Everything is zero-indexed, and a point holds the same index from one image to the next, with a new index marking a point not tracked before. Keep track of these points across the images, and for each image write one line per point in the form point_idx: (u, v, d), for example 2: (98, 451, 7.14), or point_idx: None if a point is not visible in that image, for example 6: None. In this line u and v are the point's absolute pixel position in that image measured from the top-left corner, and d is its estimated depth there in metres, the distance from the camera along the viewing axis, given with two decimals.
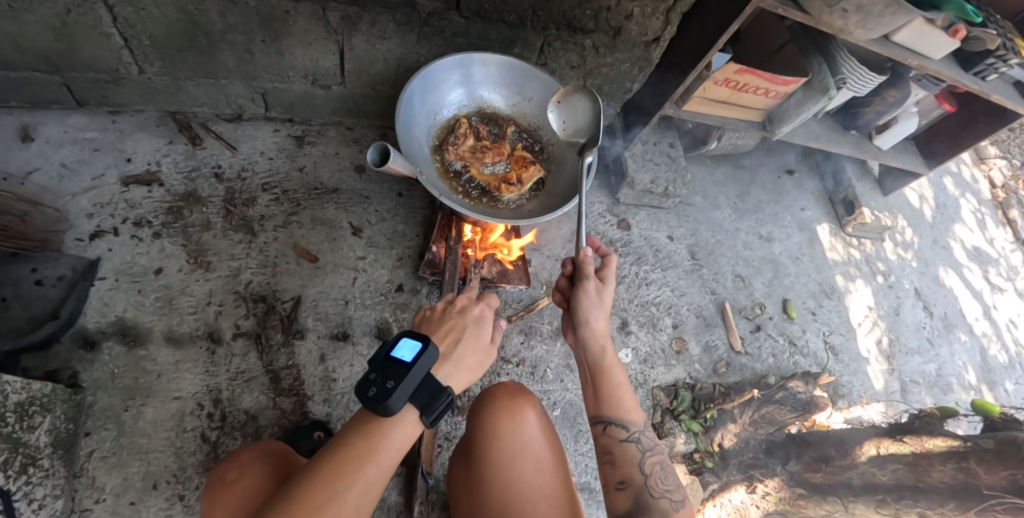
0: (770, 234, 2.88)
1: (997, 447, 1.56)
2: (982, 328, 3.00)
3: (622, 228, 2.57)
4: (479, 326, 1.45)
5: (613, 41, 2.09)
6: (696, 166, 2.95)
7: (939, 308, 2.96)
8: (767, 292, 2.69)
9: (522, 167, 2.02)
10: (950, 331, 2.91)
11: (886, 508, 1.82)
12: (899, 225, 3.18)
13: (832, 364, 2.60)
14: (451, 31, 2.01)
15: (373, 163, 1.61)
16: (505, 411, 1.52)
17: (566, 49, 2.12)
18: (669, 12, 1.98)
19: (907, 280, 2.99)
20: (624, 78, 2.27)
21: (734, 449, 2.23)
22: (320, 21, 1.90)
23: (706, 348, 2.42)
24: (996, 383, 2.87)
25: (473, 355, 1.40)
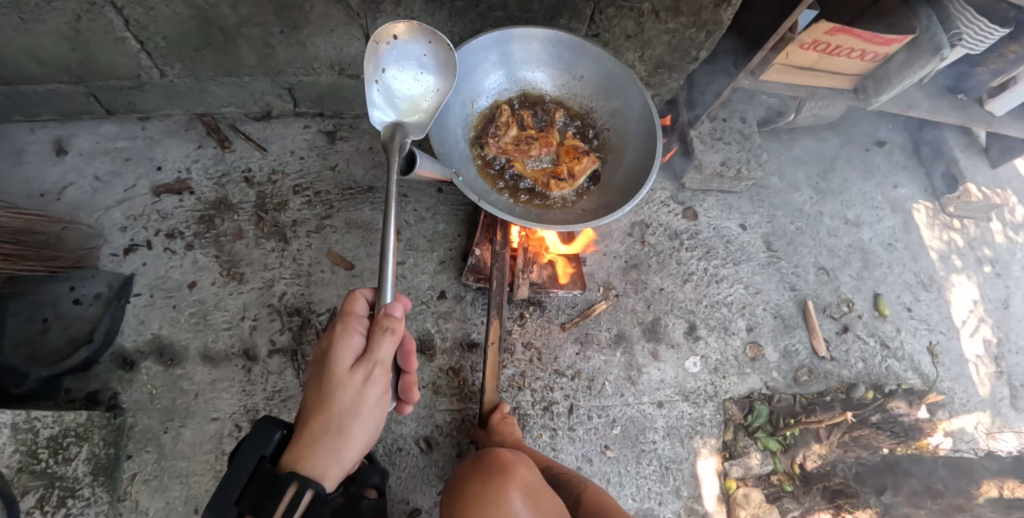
0: (858, 217, 2.50)
1: None
2: None
3: (688, 218, 2.28)
4: (370, 377, 1.08)
5: (676, 2, 1.75)
6: (771, 141, 2.59)
7: None
8: (856, 286, 2.34)
9: (573, 159, 1.77)
10: None
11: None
12: (1010, 202, 2.70)
13: (934, 369, 2.22)
14: (487, 5, 1.76)
15: (400, 172, 1.44)
16: (475, 500, 1.30)
17: (620, 17, 1.81)
18: None
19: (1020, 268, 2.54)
20: (689, 46, 1.93)
21: (818, 472, 1.96)
22: (339, 6, 1.71)
23: (785, 353, 2.13)
24: None
25: (362, 422, 1.08)
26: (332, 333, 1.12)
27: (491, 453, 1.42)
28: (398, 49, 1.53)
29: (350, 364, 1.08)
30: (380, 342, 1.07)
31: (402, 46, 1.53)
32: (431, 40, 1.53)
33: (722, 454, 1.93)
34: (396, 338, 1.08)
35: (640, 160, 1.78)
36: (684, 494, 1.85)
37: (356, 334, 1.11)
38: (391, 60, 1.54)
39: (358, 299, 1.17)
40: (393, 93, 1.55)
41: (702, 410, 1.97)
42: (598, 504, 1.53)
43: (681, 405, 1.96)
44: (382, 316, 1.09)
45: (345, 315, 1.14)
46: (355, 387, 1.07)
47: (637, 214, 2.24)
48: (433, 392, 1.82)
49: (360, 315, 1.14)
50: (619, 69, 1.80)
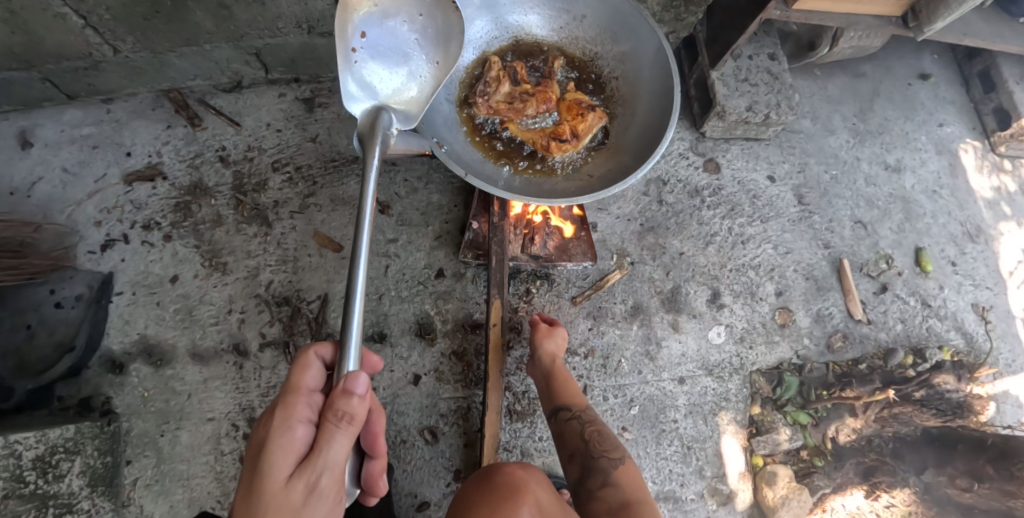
0: (900, 161, 2.23)
1: None
2: None
3: (710, 171, 2.05)
4: (315, 486, 0.86)
5: None
6: (802, 78, 2.29)
7: None
8: (896, 241, 2.11)
9: (576, 117, 1.53)
10: None
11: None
12: None
13: (982, 330, 2.03)
14: None
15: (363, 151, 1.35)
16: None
17: None
18: None
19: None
20: None
21: (851, 447, 1.85)
22: None
23: (817, 318, 1.95)
24: None
25: None
26: (272, 422, 0.92)
27: (501, 472, 1.32)
28: (385, 8, 1.31)
29: (290, 471, 0.87)
30: (330, 438, 0.87)
31: (389, 7, 1.31)
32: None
33: (748, 430, 1.81)
34: (350, 431, 0.89)
35: (655, 111, 1.54)
36: (708, 474, 1.75)
37: (302, 423, 0.91)
38: (374, 24, 1.31)
39: (307, 371, 1.00)
40: (377, 62, 1.32)
41: (727, 385, 1.83)
42: (632, 476, 1.44)
43: (704, 380, 1.82)
44: (336, 397, 0.90)
45: (291, 395, 0.95)
46: (297, 502, 0.85)
47: (652, 170, 2.02)
48: (436, 379, 1.70)
49: (308, 394, 0.96)
50: (623, 4, 1.54)
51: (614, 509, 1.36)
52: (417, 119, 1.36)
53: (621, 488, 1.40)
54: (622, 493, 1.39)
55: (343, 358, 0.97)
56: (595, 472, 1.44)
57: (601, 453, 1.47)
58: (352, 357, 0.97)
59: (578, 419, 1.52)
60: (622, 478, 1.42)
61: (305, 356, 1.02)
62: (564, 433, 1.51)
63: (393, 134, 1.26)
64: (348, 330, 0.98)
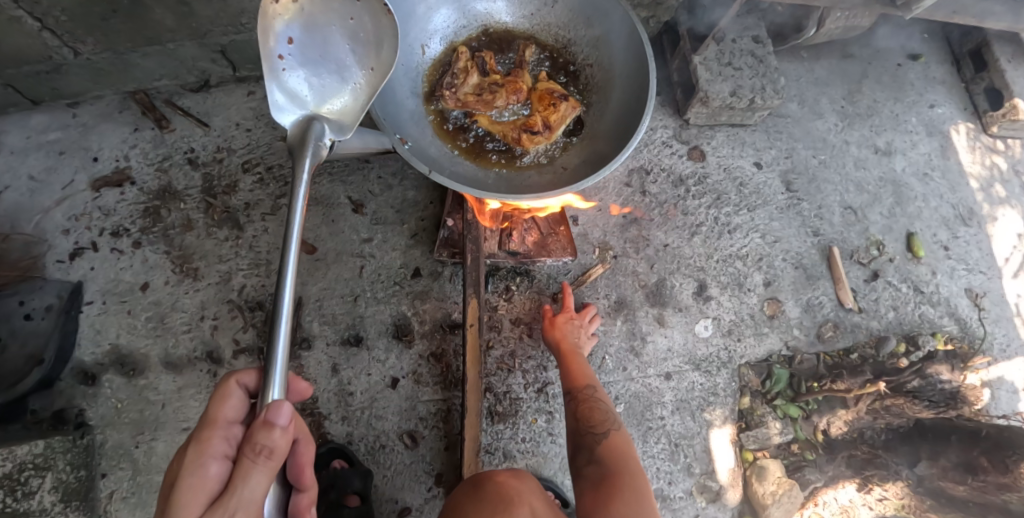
0: (890, 145, 2.18)
1: None
2: None
3: (694, 159, 1.99)
4: None
5: None
6: (789, 61, 2.23)
7: None
8: (887, 226, 2.07)
9: (548, 107, 1.47)
10: None
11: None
12: None
13: (976, 316, 1.98)
14: None
15: None
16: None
17: None
18: None
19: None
20: None
21: (844, 441, 1.82)
22: None
23: (807, 307, 1.91)
24: None
25: None
26: (184, 459, 0.89)
27: (492, 481, 1.28)
28: (311, 13, 1.24)
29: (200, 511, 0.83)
30: (245, 474, 0.83)
31: (316, 10, 1.24)
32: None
33: (737, 424, 1.76)
34: (269, 466, 0.85)
35: (631, 97, 1.48)
36: (696, 471, 1.71)
37: (216, 459, 0.89)
38: (301, 29, 1.24)
39: (228, 401, 0.97)
40: (307, 68, 1.25)
41: (715, 379, 1.78)
42: (622, 446, 1.39)
43: (692, 375, 1.78)
44: (256, 430, 0.85)
45: (206, 429, 0.92)
46: None
47: (634, 160, 1.96)
48: (414, 381, 1.66)
49: (226, 427, 0.94)
50: None
51: (595, 482, 1.29)
52: (351, 129, 1.28)
53: (605, 461, 1.34)
54: (606, 468, 1.32)
55: (266, 385, 0.91)
56: (582, 450, 1.40)
57: (590, 427, 1.43)
58: (278, 385, 0.92)
59: (574, 398, 1.50)
60: (606, 452, 1.36)
61: (225, 385, 0.98)
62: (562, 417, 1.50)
63: (325, 147, 1.19)
64: (273, 358, 0.92)
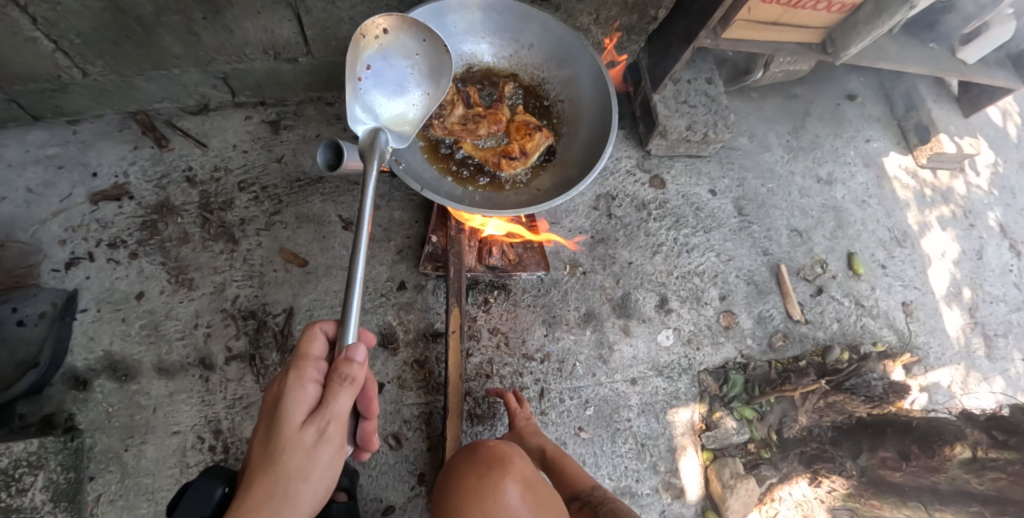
0: (831, 175, 2.46)
1: None
2: None
3: (655, 187, 2.20)
4: (325, 433, 1.00)
5: None
6: (740, 101, 2.50)
7: None
8: (830, 247, 2.32)
9: (524, 136, 1.66)
10: None
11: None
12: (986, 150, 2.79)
13: (910, 328, 2.26)
14: None
15: (325, 167, 1.40)
16: (473, 496, 1.28)
17: None
18: None
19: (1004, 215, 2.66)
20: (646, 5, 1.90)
21: (795, 439, 1.99)
22: None
23: (759, 319, 2.11)
24: None
25: (312, 489, 1.01)
26: (285, 381, 1.04)
27: (487, 447, 1.40)
28: (385, 45, 1.46)
29: (302, 419, 1.01)
30: (335, 394, 1.01)
31: (391, 43, 1.46)
32: (426, 39, 1.47)
33: (698, 426, 1.92)
34: (354, 389, 1.03)
35: (597, 130, 1.68)
36: (661, 469, 1.85)
37: (312, 382, 1.04)
38: (375, 57, 1.46)
39: (315, 338, 1.11)
40: (377, 90, 1.47)
41: (676, 384, 1.95)
42: None
43: (656, 380, 1.94)
44: (340, 363, 1.03)
45: (299, 360, 1.07)
46: (304, 450, 0.99)
47: (601, 186, 2.16)
48: (399, 386, 1.78)
49: (316, 359, 1.07)
50: (566, 35, 1.70)
51: None
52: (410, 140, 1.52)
53: None
54: None
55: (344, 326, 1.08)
56: None
57: None
58: (352, 328, 1.09)
59: (588, 499, 1.48)
60: None
61: (311, 327, 1.12)
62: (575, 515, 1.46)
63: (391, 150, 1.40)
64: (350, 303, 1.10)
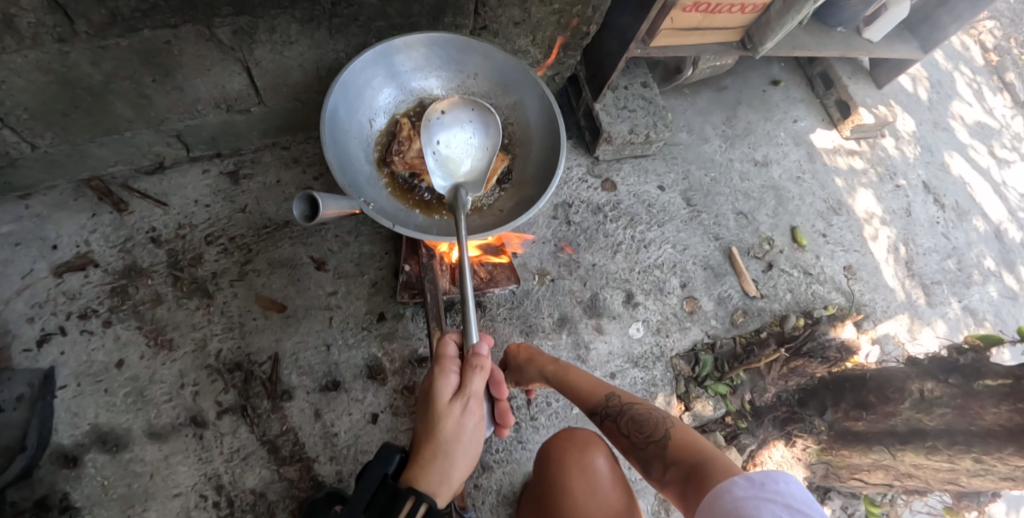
0: (766, 157, 2.67)
1: None
2: (995, 208, 3.14)
3: (607, 189, 2.34)
4: (468, 408, 1.28)
5: None
6: (676, 98, 2.67)
7: (949, 198, 3.02)
8: (774, 224, 2.53)
9: (481, 162, 1.76)
10: (964, 220, 3.00)
11: (938, 454, 1.70)
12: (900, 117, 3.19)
13: (853, 287, 2.54)
14: (365, 17, 1.79)
15: (303, 220, 1.33)
16: (564, 461, 1.50)
17: (504, 4, 1.91)
18: None
19: (914, 176, 3.01)
20: (578, 21, 2.05)
21: (766, 406, 2.17)
22: (209, 43, 1.69)
23: (719, 300, 2.28)
24: (1015, 263, 3.01)
25: (463, 451, 1.26)
26: (433, 371, 1.34)
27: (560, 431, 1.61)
28: (446, 116, 1.73)
29: (450, 397, 1.29)
30: (472, 377, 1.30)
31: (449, 117, 1.73)
32: (474, 107, 1.73)
33: (678, 408, 2.06)
34: (484, 373, 1.31)
35: (549, 148, 1.79)
36: None
37: (453, 369, 1.33)
38: (439, 130, 1.72)
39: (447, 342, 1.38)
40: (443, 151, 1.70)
41: (652, 372, 2.08)
42: (686, 433, 1.39)
43: (633, 371, 2.07)
44: (472, 355, 1.32)
45: (440, 355, 1.36)
46: (455, 419, 1.26)
47: (558, 196, 2.28)
48: (392, 414, 1.84)
49: (450, 355, 1.36)
50: (509, 63, 1.79)
51: (675, 466, 1.32)
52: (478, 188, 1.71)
53: (681, 449, 1.34)
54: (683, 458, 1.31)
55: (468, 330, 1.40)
56: (652, 459, 1.38)
57: (648, 437, 1.42)
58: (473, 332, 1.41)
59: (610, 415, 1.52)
60: (679, 447, 1.35)
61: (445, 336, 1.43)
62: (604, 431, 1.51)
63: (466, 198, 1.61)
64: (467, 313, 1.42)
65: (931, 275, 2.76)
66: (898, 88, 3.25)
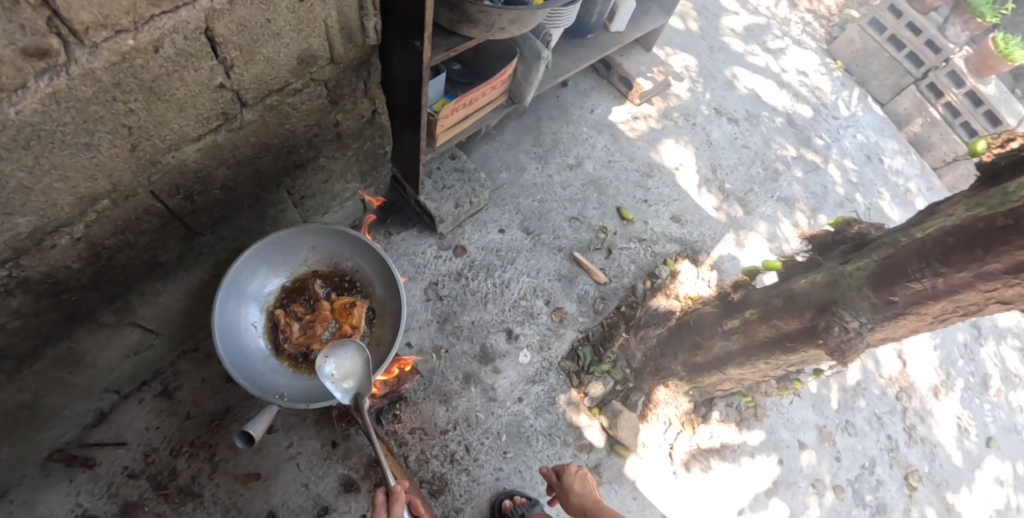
0: (577, 158, 3.33)
1: (782, 302, 2.09)
2: (776, 99, 4.18)
3: (460, 255, 2.88)
4: None
5: (341, 141, 2.35)
6: (486, 144, 3.22)
7: (738, 111, 3.96)
8: (601, 212, 3.18)
9: (349, 316, 2.31)
10: (756, 123, 3.96)
11: (748, 365, 2.40)
12: (685, 57, 4.12)
13: (681, 232, 3.26)
14: (209, 246, 2.21)
15: (244, 447, 1.93)
16: None
17: (310, 177, 2.40)
18: (368, 93, 2.24)
19: (705, 106, 3.89)
20: (374, 152, 2.56)
21: (640, 362, 2.86)
22: (99, 328, 2.05)
23: (579, 298, 2.91)
24: (808, 133, 4.10)
25: None
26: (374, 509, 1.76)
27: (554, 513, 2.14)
28: (333, 355, 2.04)
29: None
30: (396, 507, 1.72)
31: (334, 354, 2.05)
32: (349, 345, 2.06)
33: (577, 394, 2.73)
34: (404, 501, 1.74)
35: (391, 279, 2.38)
36: (570, 440, 2.65)
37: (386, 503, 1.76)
38: (330, 363, 2.03)
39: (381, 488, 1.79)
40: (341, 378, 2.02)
41: (549, 381, 2.72)
42: None
43: (535, 388, 2.69)
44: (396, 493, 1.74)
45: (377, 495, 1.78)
46: None
47: (425, 280, 2.80)
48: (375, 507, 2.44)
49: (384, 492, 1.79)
50: (334, 233, 2.36)
51: None
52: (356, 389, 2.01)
53: None
54: None
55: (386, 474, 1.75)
56: None
57: None
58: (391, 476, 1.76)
59: None
60: None
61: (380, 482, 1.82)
62: None
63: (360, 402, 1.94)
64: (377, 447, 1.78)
65: (743, 187, 3.60)
66: (672, 35, 4.19)
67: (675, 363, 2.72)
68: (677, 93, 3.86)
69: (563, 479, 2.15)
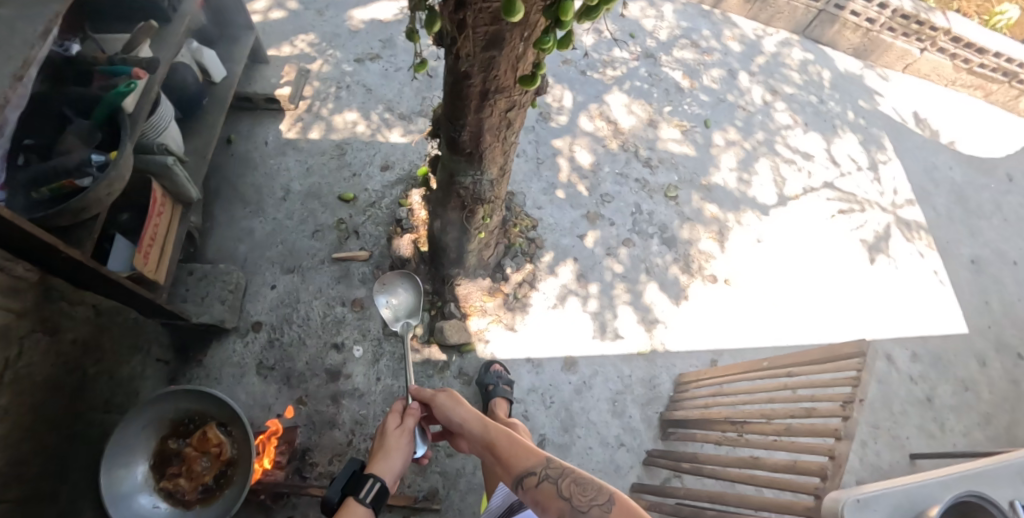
0: (282, 188, 3.74)
1: (440, 197, 2.85)
2: (394, 12, 4.62)
3: (259, 328, 3.34)
4: (405, 426, 2.21)
5: (88, 342, 2.68)
6: (211, 238, 3.57)
7: (373, 46, 4.39)
8: (330, 211, 3.69)
9: (211, 443, 2.84)
10: (393, 45, 4.42)
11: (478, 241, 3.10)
12: (306, 37, 4.43)
13: (394, 174, 3.83)
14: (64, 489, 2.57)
15: None
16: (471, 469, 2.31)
17: (96, 383, 2.74)
18: (66, 300, 2.55)
19: (347, 63, 4.28)
20: (123, 321, 2.92)
21: (434, 283, 3.47)
22: None
23: (362, 281, 3.50)
24: None
25: (404, 452, 2.16)
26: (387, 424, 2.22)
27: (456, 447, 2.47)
28: (388, 289, 2.96)
29: (397, 423, 2.22)
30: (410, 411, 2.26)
31: (388, 286, 2.98)
32: (384, 284, 2.98)
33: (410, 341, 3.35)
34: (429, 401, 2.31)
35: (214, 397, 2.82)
36: (431, 372, 3.25)
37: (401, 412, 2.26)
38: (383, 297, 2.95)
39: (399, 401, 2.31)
40: (390, 300, 2.93)
41: (385, 349, 3.35)
42: (623, 501, 1.94)
43: (382, 362, 3.31)
44: (423, 392, 2.32)
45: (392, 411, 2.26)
46: (403, 434, 2.19)
47: (250, 365, 3.26)
48: None
49: (399, 406, 2.29)
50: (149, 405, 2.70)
51: (557, 507, 2.00)
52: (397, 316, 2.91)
53: (563, 491, 2.03)
54: (559, 498, 2.02)
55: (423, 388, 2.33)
56: (541, 482, 2.07)
57: (551, 476, 2.08)
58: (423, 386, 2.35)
59: (540, 475, 2.10)
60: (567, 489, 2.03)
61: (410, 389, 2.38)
62: (510, 461, 2.16)
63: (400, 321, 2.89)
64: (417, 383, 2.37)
65: (416, 103, 4.13)
66: (283, 28, 4.47)
67: (445, 265, 3.33)
68: (318, 72, 4.23)
69: (461, 407, 2.30)
